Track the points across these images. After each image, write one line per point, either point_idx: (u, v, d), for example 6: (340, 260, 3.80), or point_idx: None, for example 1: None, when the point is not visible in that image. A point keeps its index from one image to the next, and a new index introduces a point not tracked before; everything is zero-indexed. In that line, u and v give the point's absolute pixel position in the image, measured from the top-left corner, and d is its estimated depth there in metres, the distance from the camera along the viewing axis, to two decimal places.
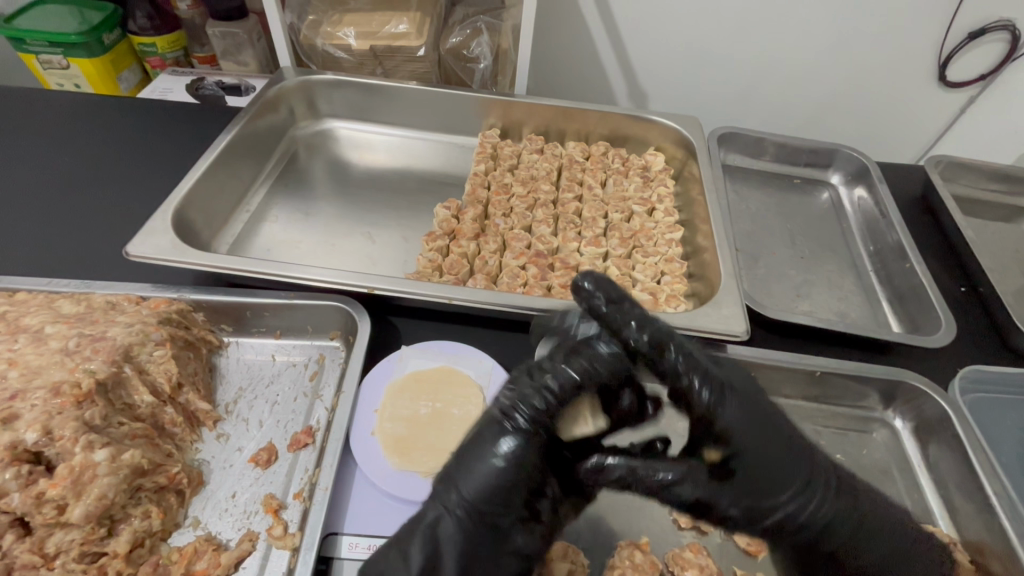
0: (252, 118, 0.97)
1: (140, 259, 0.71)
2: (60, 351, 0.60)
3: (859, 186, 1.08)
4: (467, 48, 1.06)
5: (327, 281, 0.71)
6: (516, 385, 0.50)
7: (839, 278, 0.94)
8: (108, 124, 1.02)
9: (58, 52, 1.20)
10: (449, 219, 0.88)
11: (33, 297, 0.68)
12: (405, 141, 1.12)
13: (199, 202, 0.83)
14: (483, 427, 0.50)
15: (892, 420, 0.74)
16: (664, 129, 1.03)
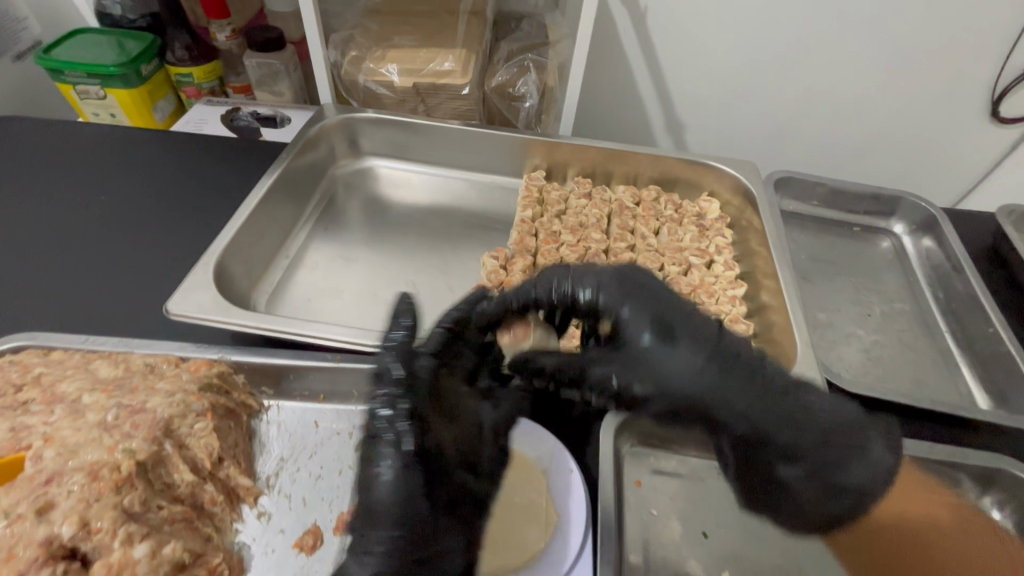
0: (293, 158, 0.94)
1: (181, 318, 0.67)
2: (98, 426, 0.56)
3: (926, 237, 1.02)
4: (513, 86, 1.02)
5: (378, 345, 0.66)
6: (387, 397, 0.49)
7: (911, 338, 0.88)
8: (147, 163, 1.00)
9: (95, 83, 1.18)
10: (497, 271, 0.84)
11: (69, 359, 0.64)
12: (445, 181, 1.08)
13: (240, 249, 0.80)
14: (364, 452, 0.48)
15: (990, 510, 0.67)
16: (719, 175, 0.98)
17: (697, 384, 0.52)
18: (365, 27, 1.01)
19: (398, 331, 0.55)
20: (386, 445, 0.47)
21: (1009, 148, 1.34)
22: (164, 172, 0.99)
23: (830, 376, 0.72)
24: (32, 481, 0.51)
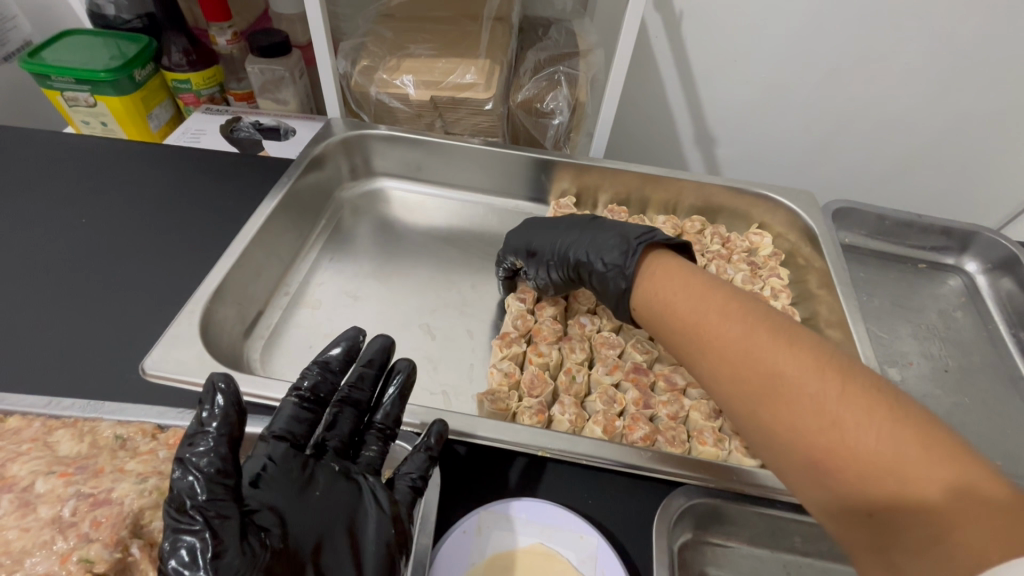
0: (296, 181, 0.85)
1: (161, 379, 0.58)
2: (51, 524, 0.46)
3: (1004, 278, 0.90)
4: (541, 101, 0.92)
5: None
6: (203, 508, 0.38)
7: (994, 401, 0.78)
8: (134, 184, 0.90)
9: (84, 90, 1.09)
10: (524, 317, 0.74)
11: (26, 429, 0.55)
12: (463, 204, 0.98)
13: (233, 289, 0.71)
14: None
15: None
16: (772, 205, 0.87)
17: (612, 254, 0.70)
18: (378, 34, 0.90)
19: (201, 457, 0.39)
20: None
21: None
22: (154, 192, 0.89)
23: None
24: None
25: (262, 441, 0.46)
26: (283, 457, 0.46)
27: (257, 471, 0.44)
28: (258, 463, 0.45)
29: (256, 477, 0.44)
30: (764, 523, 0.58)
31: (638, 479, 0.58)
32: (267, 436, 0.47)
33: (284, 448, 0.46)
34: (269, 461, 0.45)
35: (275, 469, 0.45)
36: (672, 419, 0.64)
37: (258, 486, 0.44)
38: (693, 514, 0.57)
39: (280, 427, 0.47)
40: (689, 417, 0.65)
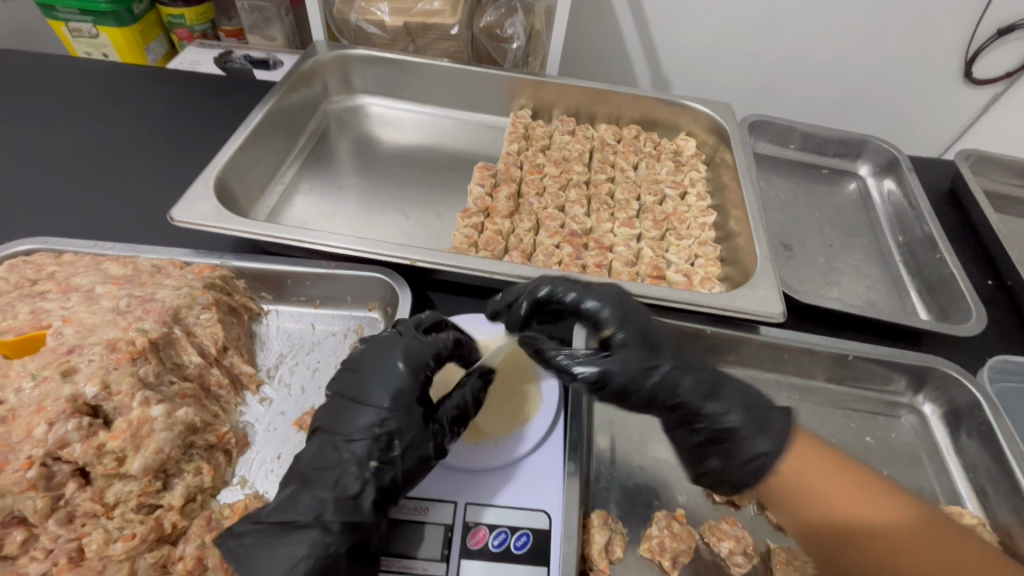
0: (286, 92, 0.97)
1: (185, 225, 0.71)
2: (112, 310, 0.61)
3: (888, 178, 1.08)
4: (501, 27, 1.05)
5: (370, 252, 0.71)
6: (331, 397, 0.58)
7: (866, 267, 0.95)
8: (143, 99, 1.03)
9: (88, 21, 1.19)
10: (484, 197, 0.89)
11: (80, 259, 0.69)
12: (434, 120, 1.12)
13: (237, 171, 0.85)
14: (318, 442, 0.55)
15: (920, 406, 0.75)
16: (696, 114, 1.03)
17: (666, 371, 0.58)
18: None
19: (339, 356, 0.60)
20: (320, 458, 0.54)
21: (980, 109, 1.33)
22: (162, 106, 1.02)
23: (785, 289, 0.79)
24: (55, 351, 0.56)
25: (384, 357, 0.58)
26: (406, 378, 0.57)
27: (379, 390, 0.56)
28: (385, 385, 0.56)
29: (378, 394, 0.56)
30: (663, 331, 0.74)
31: None
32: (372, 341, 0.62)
33: (405, 372, 0.57)
34: (388, 386, 0.56)
35: (398, 387, 0.56)
36: (598, 266, 0.81)
37: (377, 404, 0.56)
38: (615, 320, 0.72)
39: (403, 358, 0.58)
40: (613, 266, 0.82)
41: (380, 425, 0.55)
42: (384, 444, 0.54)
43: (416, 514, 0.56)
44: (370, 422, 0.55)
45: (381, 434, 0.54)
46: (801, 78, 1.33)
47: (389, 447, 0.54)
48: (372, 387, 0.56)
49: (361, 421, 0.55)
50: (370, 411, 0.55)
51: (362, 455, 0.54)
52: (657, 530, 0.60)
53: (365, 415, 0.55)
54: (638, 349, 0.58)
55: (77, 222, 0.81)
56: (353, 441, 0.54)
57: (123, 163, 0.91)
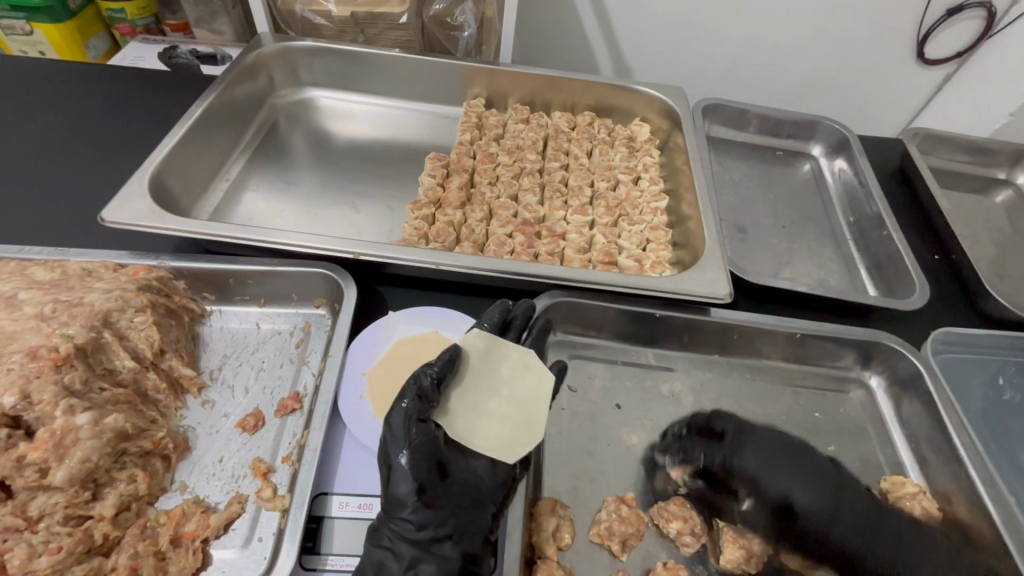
0: (229, 86, 0.94)
1: (117, 225, 0.69)
2: (35, 317, 0.58)
3: (840, 158, 1.10)
4: (451, 16, 1.02)
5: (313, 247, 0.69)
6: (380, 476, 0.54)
7: (819, 246, 0.96)
8: (79, 97, 0.99)
9: (20, 17, 1.12)
10: (435, 188, 0.87)
11: (4, 265, 0.66)
12: (387, 111, 1.10)
13: (176, 168, 0.82)
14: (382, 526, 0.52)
15: (867, 379, 0.77)
16: (649, 100, 1.02)
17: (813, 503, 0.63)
18: None
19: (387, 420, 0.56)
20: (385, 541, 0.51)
21: (933, 90, 1.36)
22: (100, 105, 0.98)
23: (735, 270, 0.79)
24: None
25: (397, 422, 0.54)
26: (422, 444, 0.53)
27: (396, 460, 0.53)
28: (400, 455, 0.53)
29: (399, 465, 0.52)
30: (613, 316, 0.73)
31: (520, 287, 0.73)
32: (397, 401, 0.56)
33: (412, 435, 0.54)
34: (406, 458, 0.52)
35: (416, 455, 0.52)
36: (550, 254, 0.80)
37: (393, 480, 0.52)
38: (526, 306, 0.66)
39: (415, 426, 0.54)
40: (565, 254, 0.82)
41: (409, 499, 0.51)
42: (426, 514, 0.51)
43: (359, 512, 0.56)
44: (398, 498, 0.51)
45: (397, 502, 0.52)
46: (757, 62, 1.34)
47: (462, 515, 0.52)
48: (390, 459, 0.53)
49: (391, 497, 0.52)
50: (396, 490, 0.52)
51: (412, 530, 0.51)
52: (605, 515, 0.60)
53: (393, 491, 0.52)
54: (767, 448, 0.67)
55: (6, 227, 0.78)
56: (399, 521, 0.51)
57: (58, 165, 0.88)
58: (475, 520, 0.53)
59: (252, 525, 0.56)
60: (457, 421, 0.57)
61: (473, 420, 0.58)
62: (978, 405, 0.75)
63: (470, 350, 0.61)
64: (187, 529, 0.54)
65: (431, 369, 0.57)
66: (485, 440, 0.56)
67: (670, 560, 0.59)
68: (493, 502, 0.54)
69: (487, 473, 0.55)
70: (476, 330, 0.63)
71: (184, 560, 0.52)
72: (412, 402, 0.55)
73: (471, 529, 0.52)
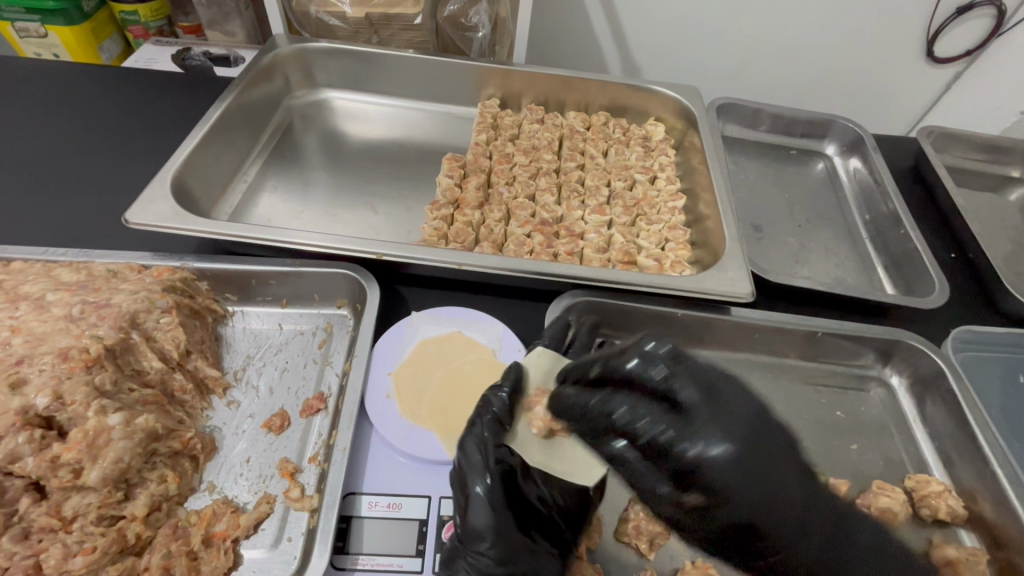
0: (245, 88, 0.94)
1: (141, 227, 0.69)
2: (64, 318, 0.59)
3: (854, 157, 1.10)
4: (465, 17, 1.02)
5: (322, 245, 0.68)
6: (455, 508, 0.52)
7: (835, 245, 0.96)
8: (95, 100, 0.99)
9: (35, 20, 1.11)
10: (453, 188, 0.88)
11: (30, 267, 0.66)
12: (401, 112, 1.10)
13: (195, 170, 0.82)
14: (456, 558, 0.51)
15: (888, 378, 0.77)
16: (664, 100, 1.02)
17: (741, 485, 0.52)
18: None
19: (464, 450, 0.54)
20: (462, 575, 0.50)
21: (941, 88, 1.36)
22: (116, 107, 0.98)
23: (754, 269, 0.79)
24: (3, 362, 0.54)
25: (473, 449, 0.54)
26: (499, 474, 0.52)
27: (472, 489, 0.51)
28: (477, 484, 0.51)
29: (477, 494, 0.51)
30: (636, 315, 0.73)
31: (542, 286, 0.73)
32: (470, 432, 0.56)
33: (491, 462, 0.53)
34: (484, 486, 0.51)
35: (494, 486, 0.51)
36: (569, 253, 0.80)
37: (469, 512, 0.50)
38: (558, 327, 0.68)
39: (494, 453, 0.53)
40: (584, 254, 0.82)
41: (486, 532, 0.49)
42: (503, 549, 0.49)
43: (389, 512, 0.56)
44: (475, 531, 0.50)
45: (474, 535, 0.50)
46: (769, 61, 1.34)
47: (538, 550, 0.51)
48: (466, 488, 0.52)
49: (468, 531, 0.50)
50: (472, 523, 0.50)
51: (490, 565, 0.49)
52: (632, 514, 0.60)
53: (470, 523, 0.50)
54: (721, 425, 0.53)
55: (28, 229, 0.78)
56: (475, 554, 0.49)
57: (78, 167, 0.88)
58: (550, 554, 0.52)
59: (281, 525, 0.56)
60: (534, 445, 0.59)
61: (547, 443, 0.59)
62: (1000, 403, 0.75)
63: (535, 374, 0.63)
64: (218, 529, 0.54)
65: (500, 394, 0.59)
66: (562, 463, 0.58)
67: (698, 559, 0.59)
68: (562, 536, 0.54)
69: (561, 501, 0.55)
70: (537, 348, 0.65)
71: (215, 560, 0.52)
72: (490, 427, 0.56)
73: (548, 566, 0.51)
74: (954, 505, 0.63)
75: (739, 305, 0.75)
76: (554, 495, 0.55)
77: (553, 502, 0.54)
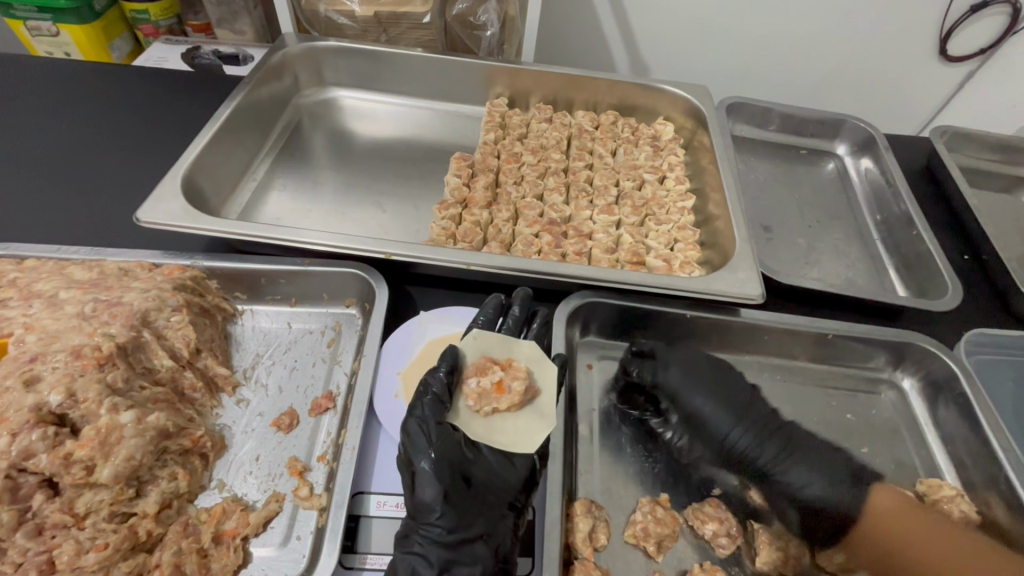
0: (255, 87, 0.95)
1: (151, 226, 0.70)
2: (77, 316, 0.59)
3: (865, 157, 1.08)
4: (474, 15, 1.01)
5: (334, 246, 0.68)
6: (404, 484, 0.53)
7: (846, 246, 0.95)
8: (106, 99, 1.00)
9: (46, 19, 1.11)
10: (460, 188, 0.88)
11: (43, 265, 0.66)
12: (409, 111, 1.10)
13: (205, 169, 0.83)
14: (410, 530, 0.52)
15: (899, 381, 0.76)
16: (674, 99, 1.02)
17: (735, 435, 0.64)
18: None
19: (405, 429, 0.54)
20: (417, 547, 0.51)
21: (954, 87, 1.34)
22: (127, 106, 0.99)
23: (764, 270, 0.79)
24: (17, 360, 0.54)
25: (413, 428, 0.54)
26: (443, 448, 0.53)
27: (419, 465, 0.53)
28: (422, 459, 0.52)
29: (421, 470, 0.52)
30: (644, 316, 0.73)
31: (550, 286, 0.73)
32: (411, 415, 0.55)
33: (429, 438, 0.53)
34: (428, 463, 0.52)
35: (439, 460, 0.52)
36: (577, 254, 0.80)
37: (417, 487, 0.52)
38: (523, 299, 0.66)
39: (434, 429, 0.54)
40: (592, 254, 0.81)
41: (436, 503, 0.51)
42: (454, 518, 0.51)
43: (397, 511, 0.56)
44: (425, 504, 0.51)
45: (423, 508, 0.51)
46: (779, 60, 1.33)
47: (490, 515, 0.53)
48: (411, 465, 0.53)
49: (417, 503, 0.52)
50: (421, 496, 0.51)
51: (442, 534, 0.51)
52: (641, 516, 0.60)
53: (420, 497, 0.52)
54: (692, 369, 0.67)
55: (40, 228, 0.78)
56: (428, 526, 0.51)
57: (89, 165, 0.89)
58: (503, 518, 0.53)
59: (290, 523, 0.56)
60: (474, 421, 0.57)
61: (488, 417, 0.58)
62: (1013, 407, 0.74)
63: (472, 351, 0.61)
64: (227, 527, 0.54)
65: (437, 373, 0.58)
66: (503, 435, 0.57)
67: (706, 562, 0.59)
68: (515, 498, 0.54)
69: (507, 471, 0.55)
70: (470, 331, 0.63)
71: (225, 557, 0.52)
72: (430, 405, 0.56)
73: (501, 531, 0.52)
74: (966, 510, 0.63)
75: (749, 306, 0.74)
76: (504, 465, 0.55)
77: (500, 469, 0.55)
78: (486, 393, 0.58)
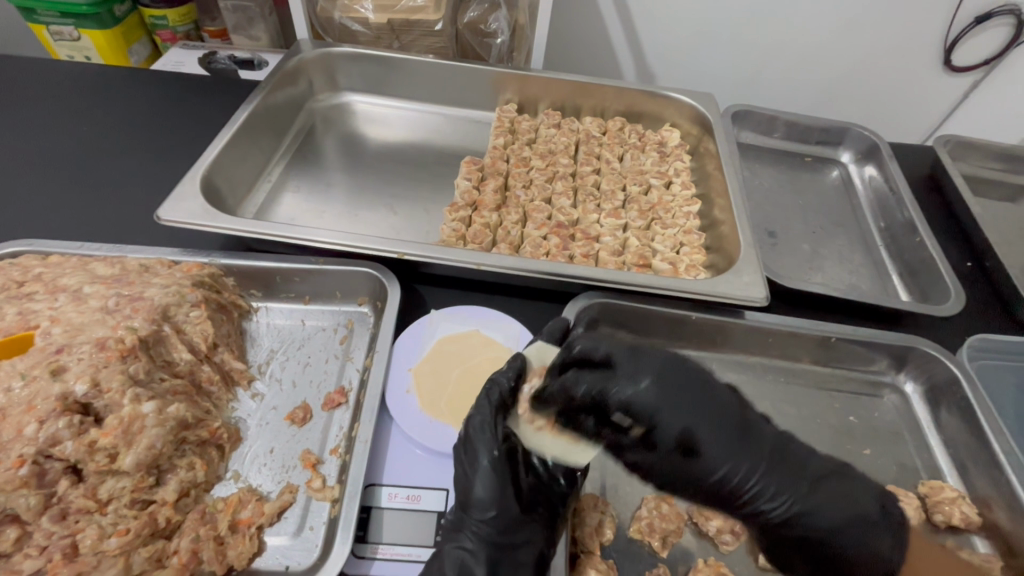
0: (271, 91, 0.97)
1: (171, 224, 0.72)
2: (101, 310, 0.61)
3: (870, 165, 1.10)
4: (484, 23, 1.04)
5: (344, 246, 0.71)
6: (459, 479, 0.55)
7: (850, 252, 0.97)
8: (126, 102, 1.02)
9: (69, 24, 1.15)
10: (470, 191, 0.90)
11: (67, 260, 0.69)
12: (420, 116, 1.12)
13: (223, 170, 0.85)
14: (460, 527, 0.53)
15: (902, 385, 0.77)
16: (680, 106, 1.04)
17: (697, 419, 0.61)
18: None
19: (474, 427, 0.57)
20: (468, 542, 0.52)
21: (959, 97, 1.35)
22: (146, 108, 1.02)
23: (768, 274, 0.80)
24: (43, 350, 0.56)
25: (479, 426, 0.57)
26: (504, 449, 0.56)
27: (480, 461, 0.55)
28: (485, 455, 0.55)
29: (484, 464, 0.54)
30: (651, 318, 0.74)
31: (560, 287, 0.75)
32: (478, 411, 0.58)
33: (494, 437, 0.56)
34: (489, 460, 0.55)
35: (500, 458, 0.55)
36: (585, 256, 0.82)
37: (475, 481, 0.54)
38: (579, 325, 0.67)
39: (499, 429, 0.57)
40: (599, 256, 0.83)
41: (493, 500, 0.53)
42: (505, 519, 0.53)
43: (407, 503, 0.58)
44: (481, 499, 0.53)
45: (480, 504, 0.53)
46: (784, 68, 1.34)
47: (537, 521, 0.55)
48: (473, 459, 0.55)
49: (471, 498, 0.54)
50: (478, 493, 0.54)
51: (491, 532, 0.53)
52: (646, 512, 0.61)
53: (477, 493, 0.54)
54: (666, 390, 0.62)
55: (62, 225, 0.81)
56: (479, 523, 0.53)
57: (110, 165, 0.91)
58: (548, 524, 0.55)
59: (303, 514, 0.58)
60: (528, 430, 0.62)
61: (541, 428, 0.62)
62: (1016, 412, 0.75)
63: (535, 358, 0.65)
64: (243, 516, 0.56)
65: (505, 373, 0.61)
66: (554, 447, 0.61)
67: (711, 558, 0.60)
68: (560, 505, 0.56)
69: (558, 481, 0.58)
70: (536, 341, 0.66)
71: (241, 545, 0.54)
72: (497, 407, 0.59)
73: (545, 537, 0.54)
74: (968, 512, 0.63)
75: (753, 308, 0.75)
76: (554, 475, 0.58)
77: (546, 480, 0.58)
78: (539, 406, 0.62)
